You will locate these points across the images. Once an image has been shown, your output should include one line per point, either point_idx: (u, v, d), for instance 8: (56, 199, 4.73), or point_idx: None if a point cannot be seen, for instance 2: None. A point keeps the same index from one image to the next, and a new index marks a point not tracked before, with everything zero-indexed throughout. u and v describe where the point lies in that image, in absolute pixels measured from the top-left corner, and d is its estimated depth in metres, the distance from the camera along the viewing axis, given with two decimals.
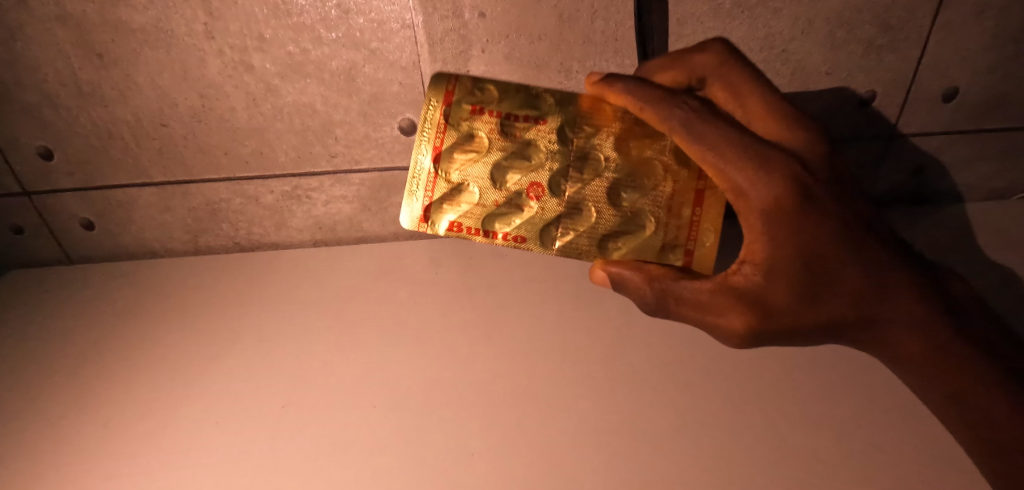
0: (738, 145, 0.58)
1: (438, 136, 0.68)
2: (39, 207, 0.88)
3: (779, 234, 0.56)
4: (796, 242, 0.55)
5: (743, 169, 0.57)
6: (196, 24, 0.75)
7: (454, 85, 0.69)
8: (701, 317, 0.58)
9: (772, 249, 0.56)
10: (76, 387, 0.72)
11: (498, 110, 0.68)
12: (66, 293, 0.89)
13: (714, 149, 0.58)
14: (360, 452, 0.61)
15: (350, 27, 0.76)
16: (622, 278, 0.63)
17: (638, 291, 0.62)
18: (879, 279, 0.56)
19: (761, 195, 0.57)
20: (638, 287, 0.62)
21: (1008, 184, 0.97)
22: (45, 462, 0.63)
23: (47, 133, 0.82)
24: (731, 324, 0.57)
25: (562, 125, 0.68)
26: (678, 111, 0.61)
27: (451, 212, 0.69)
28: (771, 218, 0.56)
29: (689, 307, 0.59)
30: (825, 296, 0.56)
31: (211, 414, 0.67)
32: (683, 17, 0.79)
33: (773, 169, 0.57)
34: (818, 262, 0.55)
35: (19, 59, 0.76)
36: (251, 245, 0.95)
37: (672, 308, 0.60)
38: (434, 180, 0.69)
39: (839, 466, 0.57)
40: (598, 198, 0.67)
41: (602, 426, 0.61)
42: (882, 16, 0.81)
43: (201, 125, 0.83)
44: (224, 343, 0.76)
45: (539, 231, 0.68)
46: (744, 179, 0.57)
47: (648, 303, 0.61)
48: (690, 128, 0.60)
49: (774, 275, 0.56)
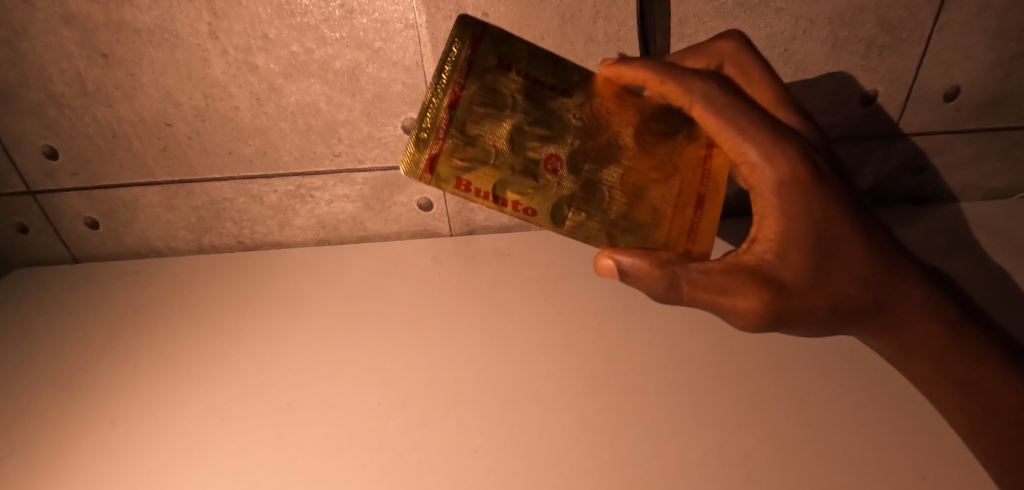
0: (757, 118, 0.57)
1: (460, 83, 0.61)
2: (44, 206, 0.89)
3: (793, 210, 0.55)
4: (809, 218, 0.55)
5: (761, 143, 0.56)
6: (200, 24, 0.76)
7: (483, 34, 0.62)
8: (716, 299, 0.56)
9: (785, 227, 0.55)
10: (81, 385, 0.72)
11: (526, 72, 0.63)
12: (71, 292, 0.89)
13: (734, 120, 0.58)
14: (362, 449, 0.61)
15: (353, 28, 0.76)
16: (633, 263, 0.59)
17: (650, 277, 0.58)
18: (886, 266, 0.56)
19: (779, 170, 0.56)
20: (648, 273, 0.58)
21: (1009, 183, 0.98)
22: (50, 459, 0.63)
23: (51, 133, 0.83)
24: (748, 303, 0.54)
25: (585, 102, 0.64)
26: (699, 83, 0.60)
27: (461, 167, 0.60)
28: (786, 191, 0.55)
29: (703, 290, 0.56)
30: (834, 274, 0.55)
31: (215, 412, 0.67)
32: (685, 17, 0.80)
33: (788, 145, 0.56)
34: (829, 239, 0.55)
35: (23, 59, 0.77)
36: (254, 244, 0.95)
37: (684, 292, 0.57)
38: (448, 130, 0.60)
39: (840, 464, 0.57)
40: (612, 180, 0.63)
41: (604, 424, 0.62)
42: (883, 15, 0.81)
43: (204, 124, 0.83)
44: (228, 342, 0.76)
45: (549, 206, 0.62)
46: (761, 152, 0.56)
47: (658, 289, 0.58)
48: (711, 100, 0.59)
49: (788, 252, 0.55)
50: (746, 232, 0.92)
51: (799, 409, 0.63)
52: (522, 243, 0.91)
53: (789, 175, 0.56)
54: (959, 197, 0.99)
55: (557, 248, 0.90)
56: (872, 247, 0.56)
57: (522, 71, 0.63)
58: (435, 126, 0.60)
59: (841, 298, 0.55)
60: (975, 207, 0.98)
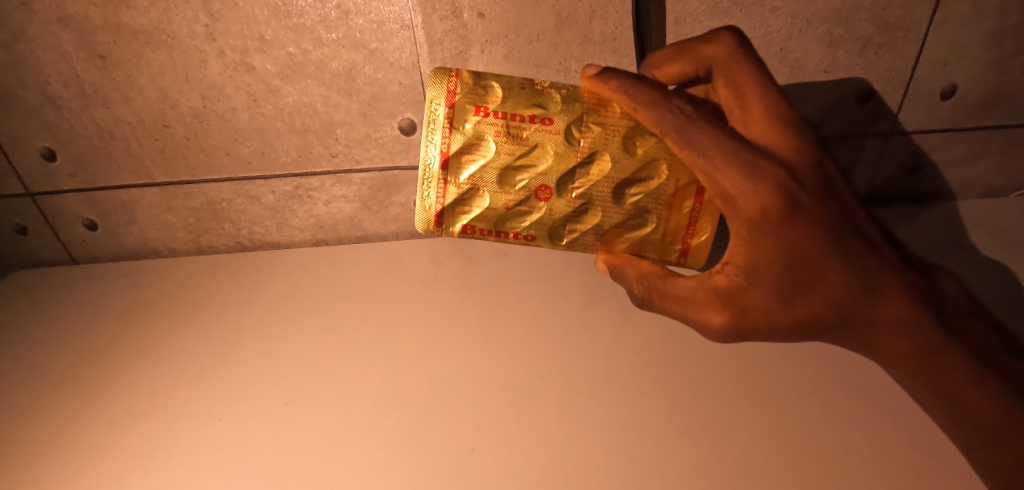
0: (730, 151, 0.55)
1: (445, 140, 0.60)
2: (43, 207, 0.89)
3: (762, 241, 0.55)
4: (777, 252, 0.55)
5: (732, 180, 0.55)
6: (197, 26, 0.76)
7: (455, 82, 0.59)
8: (687, 311, 0.62)
9: (752, 257, 0.56)
10: (80, 387, 0.72)
11: (503, 110, 0.60)
12: (70, 294, 0.89)
13: (705, 157, 0.56)
14: (361, 449, 0.62)
15: (350, 28, 0.77)
16: (617, 272, 0.65)
17: (631, 285, 0.64)
18: (867, 282, 0.55)
19: (749, 204, 0.55)
20: (628, 283, 0.65)
21: (1007, 181, 0.98)
22: (51, 460, 0.63)
23: (49, 134, 0.83)
24: (712, 318, 0.60)
25: (570, 125, 0.60)
26: (671, 114, 0.57)
27: (464, 217, 0.63)
28: (755, 226, 0.55)
29: (674, 302, 0.62)
30: (803, 301, 0.56)
31: (214, 412, 0.67)
32: (681, 16, 0.80)
33: (764, 177, 0.55)
34: (797, 267, 0.55)
35: (21, 61, 0.77)
36: (252, 244, 0.95)
37: (660, 302, 0.63)
38: (442, 188, 0.62)
39: (837, 463, 0.58)
40: (607, 200, 0.62)
41: (601, 423, 0.62)
42: (880, 14, 0.81)
43: (203, 125, 0.84)
44: (227, 342, 0.77)
45: (548, 234, 0.64)
46: (734, 187, 0.55)
47: (636, 297, 0.65)
48: (682, 133, 0.57)
49: (755, 279, 0.57)
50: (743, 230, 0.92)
51: (795, 408, 0.63)
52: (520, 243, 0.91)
53: (760, 211, 0.54)
54: (957, 196, 0.99)
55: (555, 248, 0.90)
56: (849, 272, 0.55)
57: (499, 112, 0.60)
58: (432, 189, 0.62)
59: (805, 321, 0.57)
60: (974, 205, 0.98)
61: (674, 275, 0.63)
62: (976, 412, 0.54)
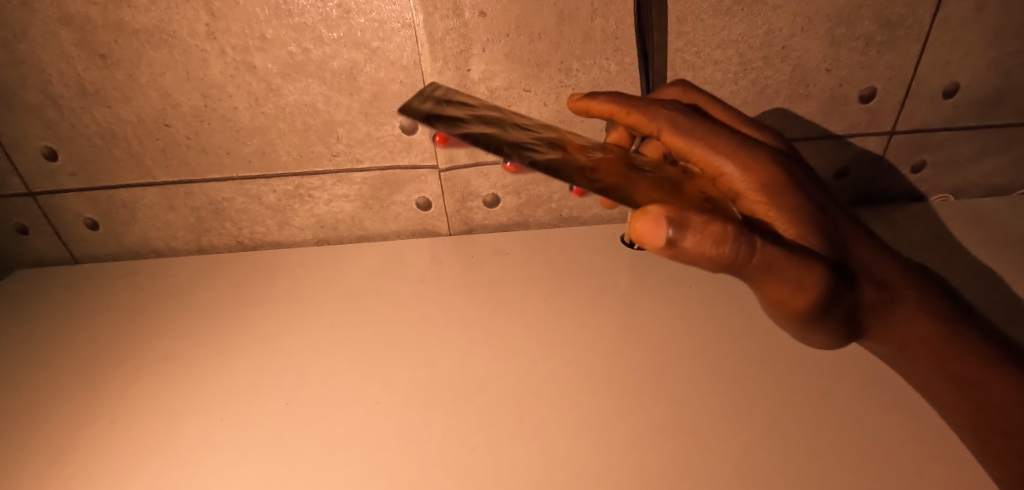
0: (723, 131, 0.48)
1: (456, 99, 0.66)
2: (44, 206, 0.89)
3: (788, 204, 0.43)
4: (808, 214, 0.43)
5: (732, 153, 0.46)
6: (198, 24, 0.76)
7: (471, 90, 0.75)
8: (780, 278, 0.41)
9: (793, 217, 0.43)
10: (82, 386, 0.72)
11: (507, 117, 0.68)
12: (71, 293, 0.89)
13: (702, 135, 0.48)
14: (364, 447, 0.62)
15: (351, 27, 0.76)
16: (684, 228, 0.39)
17: (710, 235, 0.39)
18: (878, 261, 0.46)
19: (756, 171, 0.45)
20: (706, 236, 0.39)
21: (1007, 180, 0.98)
22: (53, 459, 0.63)
23: (50, 134, 0.83)
24: (812, 277, 0.41)
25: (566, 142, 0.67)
26: (666, 109, 0.52)
27: (461, 126, 0.55)
28: (775, 192, 0.44)
29: (776, 259, 0.40)
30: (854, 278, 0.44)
31: (216, 411, 0.67)
32: (683, 15, 0.79)
33: (758, 149, 0.46)
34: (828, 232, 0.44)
35: (22, 61, 0.77)
36: (253, 243, 0.96)
37: (746, 266, 0.41)
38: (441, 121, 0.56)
39: (841, 462, 0.57)
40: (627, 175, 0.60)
41: (603, 422, 0.62)
42: (882, 12, 0.81)
43: (203, 125, 0.83)
44: (229, 342, 0.77)
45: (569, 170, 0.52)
46: (738, 157, 0.46)
47: (722, 256, 0.39)
48: (676, 125, 0.50)
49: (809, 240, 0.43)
50: None
51: (798, 407, 0.63)
52: (521, 242, 0.91)
53: (772, 178, 0.44)
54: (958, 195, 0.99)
55: (555, 248, 0.90)
56: (868, 250, 0.46)
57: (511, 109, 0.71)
58: (438, 118, 0.56)
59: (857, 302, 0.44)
60: (975, 204, 0.98)
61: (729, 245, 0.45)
62: (990, 397, 0.45)
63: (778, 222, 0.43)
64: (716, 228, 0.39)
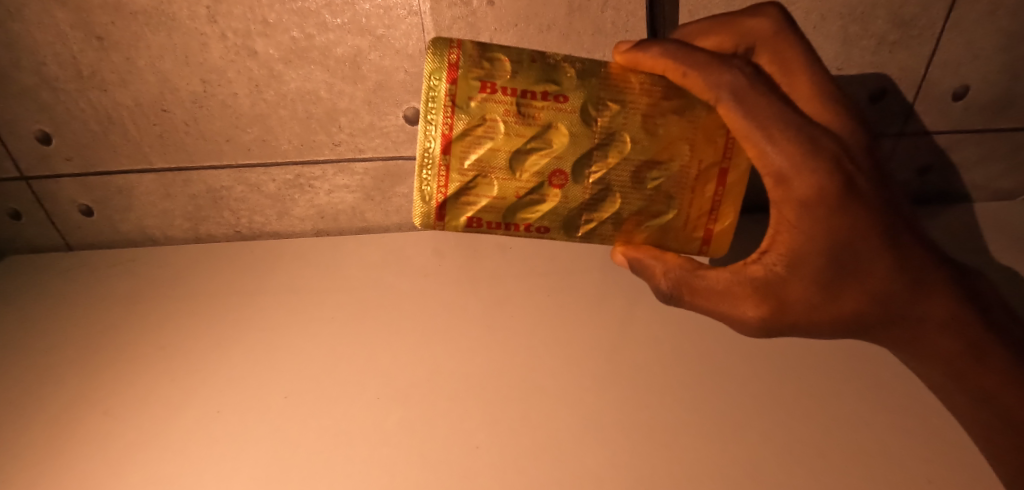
0: (792, 125, 0.52)
1: (445, 122, 0.56)
2: (37, 191, 0.87)
3: (814, 229, 0.52)
4: (829, 235, 0.51)
5: (790, 155, 0.52)
6: (199, 7, 0.74)
7: (457, 54, 0.55)
8: (720, 313, 0.58)
9: (807, 237, 0.52)
10: (75, 377, 0.71)
11: (513, 86, 0.55)
12: (62, 282, 0.87)
13: (767, 129, 0.52)
14: (363, 444, 0.60)
15: (356, 14, 0.75)
16: (639, 266, 0.60)
17: (655, 281, 0.60)
18: (913, 276, 0.53)
19: (806, 184, 0.52)
20: (654, 276, 0.60)
21: (1015, 185, 0.96)
22: (45, 451, 0.62)
23: (44, 117, 0.81)
24: (745, 314, 0.56)
25: (586, 102, 0.56)
26: (729, 76, 0.54)
27: (471, 207, 0.59)
28: (808, 211, 0.52)
29: (704, 296, 0.58)
30: (870, 299, 0.53)
31: (213, 404, 0.66)
32: (694, 9, 0.78)
33: (818, 156, 0.51)
34: (842, 258, 0.52)
35: (16, 41, 0.75)
36: (252, 233, 0.94)
37: (689, 301, 0.59)
38: (445, 175, 0.57)
39: (849, 467, 0.56)
40: (625, 185, 0.58)
41: (608, 420, 0.61)
42: (895, 11, 0.80)
43: (203, 111, 0.82)
44: (228, 333, 0.75)
45: (560, 225, 0.60)
46: (788, 164, 0.52)
47: (662, 292, 0.60)
48: (739, 98, 0.53)
49: (798, 269, 0.53)
50: (750, 227, 0.91)
51: (804, 406, 0.62)
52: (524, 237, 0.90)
53: (819, 191, 0.51)
54: (967, 198, 0.97)
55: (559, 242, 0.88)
56: (894, 268, 0.53)
57: (507, 87, 0.55)
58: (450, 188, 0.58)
59: (847, 319, 0.55)
60: (983, 207, 0.96)
61: (704, 268, 0.59)
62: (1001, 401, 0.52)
63: (792, 244, 0.53)
64: (655, 277, 0.60)
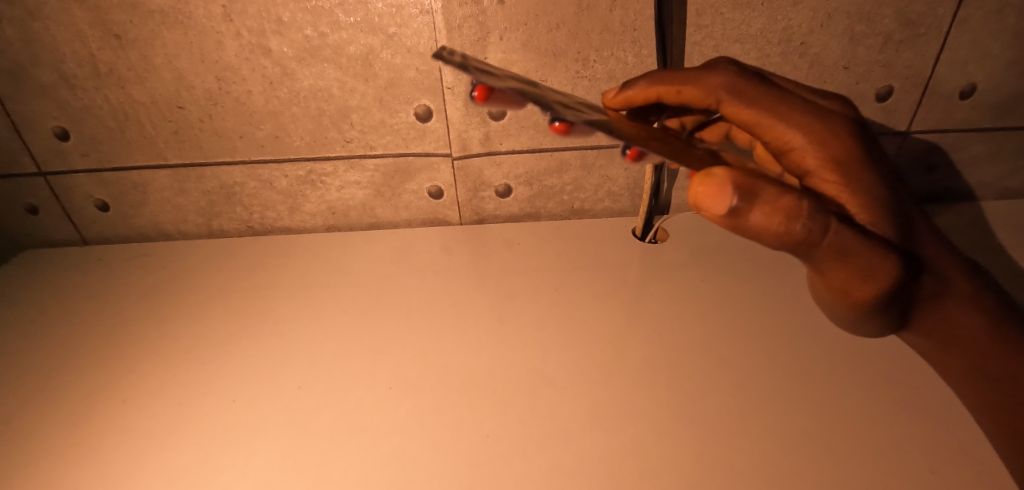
0: (795, 99, 0.47)
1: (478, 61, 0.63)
2: (54, 186, 0.89)
3: (865, 184, 0.44)
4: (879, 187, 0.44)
5: (805, 127, 0.45)
6: (214, 6, 0.75)
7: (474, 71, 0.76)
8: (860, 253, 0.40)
9: (866, 192, 0.43)
10: (91, 367, 0.72)
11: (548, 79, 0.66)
12: (77, 276, 0.89)
13: (774, 107, 0.47)
14: (375, 432, 0.62)
15: (368, 13, 0.76)
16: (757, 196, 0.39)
17: (785, 210, 0.39)
18: (938, 252, 0.46)
19: (832, 150, 0.44)
20: (786, 203, 0.39)
21: (1020, 184, 0.97)
22: (64, 438, 0.64)
23: (62, 113, 0.83)
24: (881, 262, 0.41)
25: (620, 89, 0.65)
26: (720, 77, 0.52)
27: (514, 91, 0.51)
28: (848, 172, 0.44)
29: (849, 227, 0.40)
30: (919, 266, 0.45)
31: (228, 393, 0.67)
32: (702, 8, 0.79)
33: (833, 123, 0.45)
34: (898, 211, 0.44)
35: (35, 39, 0.76)
36: (264, 228, 0.96)
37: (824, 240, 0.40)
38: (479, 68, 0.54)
39: (854, 457, 0.57)
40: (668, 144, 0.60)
41: (614, 410, 0.62)
42: (904, 10, 0.80)
43: (217, 108, 0.83)
44: (241, 325, 0.77)
45: None
46: (809, 135, 0.45)
47: (804, 223, 0.39)
48: (737, 92, 0.50)
49: (878, 220, 0.43)
50: None
51: (810, 401, 0.62)
52: (532, 233, 0.92)
53: (847, 152, 0.44)
54: (972, 196, 0.98)
55: (566, 240, 0.90)
56: (931, 235, 0.47)
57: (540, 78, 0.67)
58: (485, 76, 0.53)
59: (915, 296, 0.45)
60: (989, 205, 0.97)
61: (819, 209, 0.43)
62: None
63: (851, 205, 0.43)
64: (789, 202, 0.39)
